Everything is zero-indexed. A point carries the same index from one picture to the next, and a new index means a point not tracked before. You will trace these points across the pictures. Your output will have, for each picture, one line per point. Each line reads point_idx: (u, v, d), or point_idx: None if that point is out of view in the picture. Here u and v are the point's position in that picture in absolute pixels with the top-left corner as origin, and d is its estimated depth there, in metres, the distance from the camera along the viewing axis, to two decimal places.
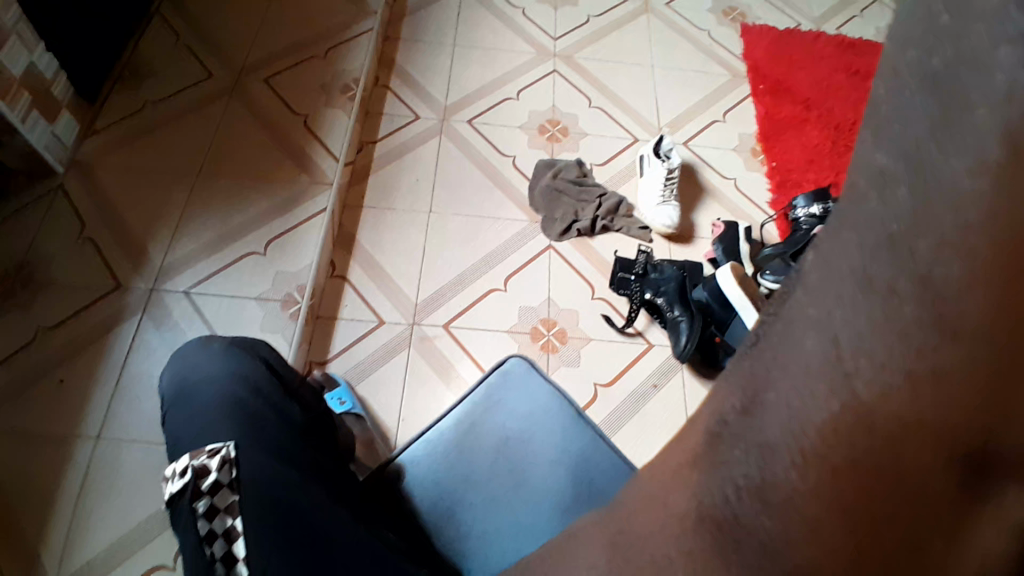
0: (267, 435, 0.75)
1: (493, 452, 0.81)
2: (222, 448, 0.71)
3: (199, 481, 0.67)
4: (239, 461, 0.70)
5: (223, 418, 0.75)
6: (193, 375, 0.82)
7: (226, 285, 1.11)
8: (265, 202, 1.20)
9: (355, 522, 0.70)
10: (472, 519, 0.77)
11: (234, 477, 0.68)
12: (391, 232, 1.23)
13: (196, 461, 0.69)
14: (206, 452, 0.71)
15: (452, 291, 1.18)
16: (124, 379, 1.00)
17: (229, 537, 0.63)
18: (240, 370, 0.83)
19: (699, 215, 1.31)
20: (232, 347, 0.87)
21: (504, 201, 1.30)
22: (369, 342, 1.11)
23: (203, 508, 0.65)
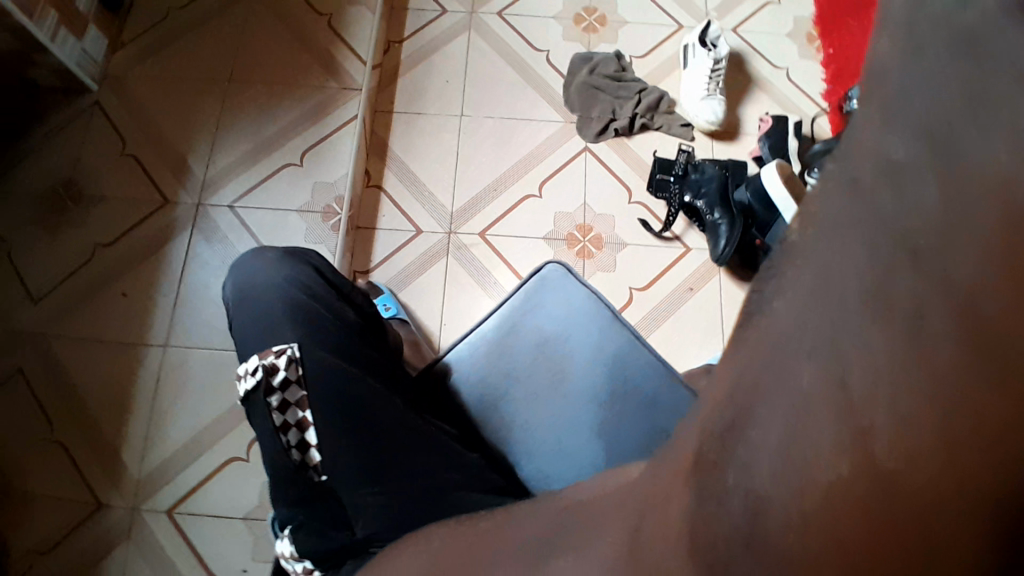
0: (326, 338, 0.83)
1: (532, 352, 0.84)
2: (287, 349, 0.80)
3: (271, 377, 0.77)
4: (304, 360, 0.79)
5: (284, 319, 0.83)
6: (252, 282, 0.88)
7: (266, 198, 1.13)
8: (297, 111, 1.19)
9: (409, 411, 0.79)
10: (514, 414, 0.81)
11: (301, 374, 0.79)
12: (423, 138, 1.21)
13: (265, 360, 0.79)
14: (273, 352, 0.80)
15: (488, 198, 1.18)
16: (182, 291, 1.06)
17: (301, 427, 0.76)
18: (295, 278, 0.88)
19: (746, 108, 1.24)
20: (284, 257, 0.91)
21: (537, 100, 1.24)
22: (408, 251, 1.13)
23: (276, 402, 0.77)
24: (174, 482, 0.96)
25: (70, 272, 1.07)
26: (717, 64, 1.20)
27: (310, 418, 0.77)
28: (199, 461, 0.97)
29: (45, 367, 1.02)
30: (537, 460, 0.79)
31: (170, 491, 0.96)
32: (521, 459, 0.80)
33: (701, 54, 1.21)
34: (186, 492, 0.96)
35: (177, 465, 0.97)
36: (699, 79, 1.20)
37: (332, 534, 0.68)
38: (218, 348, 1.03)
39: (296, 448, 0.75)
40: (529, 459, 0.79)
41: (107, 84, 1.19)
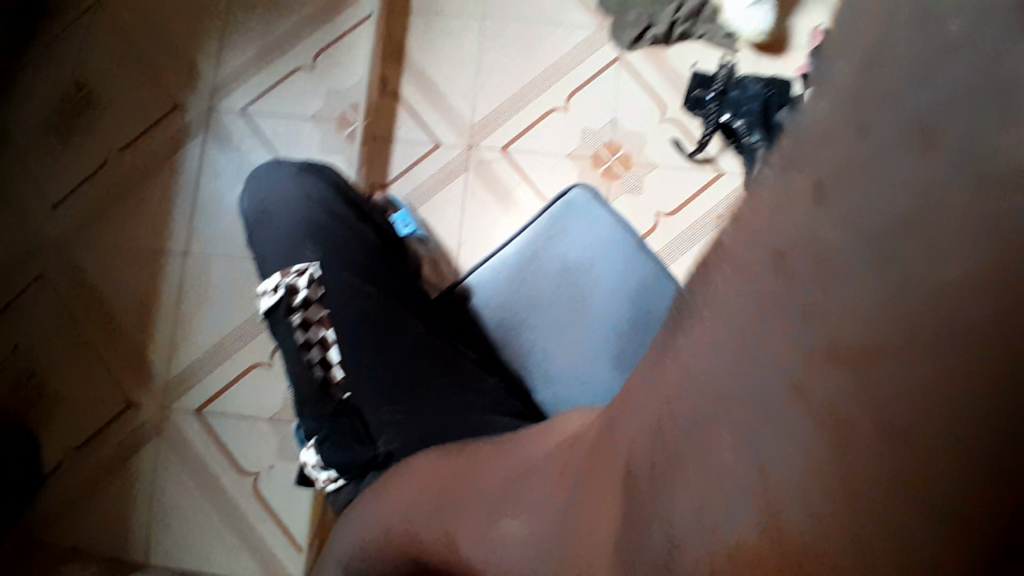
0: (350, 259, 0.86)
1: (554, 277, 0.82)
2: (308, 268, 0.83)
3: (292, 298, 0.82)
4: (324, 281, 0.83)
5: (304, 239, 0.85)
6: (270, 199, 0.88)
7: (279, 104, 1.07)
8: (308, 7, 1.10)
9: (432, 335, 0.82)
10: (532, 336, 0.81)
11: (322, 294, 0.82)
12: (444, 41, 1.13)
13: (286, 280, 0.83)
14: (294, 271, 0.83)
15: (511, 110, 1.12)
16: (199, 201, 1.04)
17: (324, 346, 0.81)
18: (314, 195, 0.89)
19: (798, 17, 1.13)
20: (302, 171, 0.91)
21: (568, 1, 1.14)
22: (428, 165, 1.09)
23: (298, 320, 0.82)
24: (201, 388, 1.00)
25: (84, 180, 1.05)
26: None
27: (330, 336, 0.81)
28: (224, 369, 1.00)
29: (67, 274, 1.03)
30: (557, 389, 0.79)
31: (197, 395, 1.00)
32: (537, 380, 0.80)
33: None
34: (213, 396, 0.99)
35: (202, 372, 1.00)
36: None
37: (359, 448, 0.72)
38: (238, 258, 1.02)
39: (319, 365, 0.80)
40: (545, 381, 0.80)
41: None
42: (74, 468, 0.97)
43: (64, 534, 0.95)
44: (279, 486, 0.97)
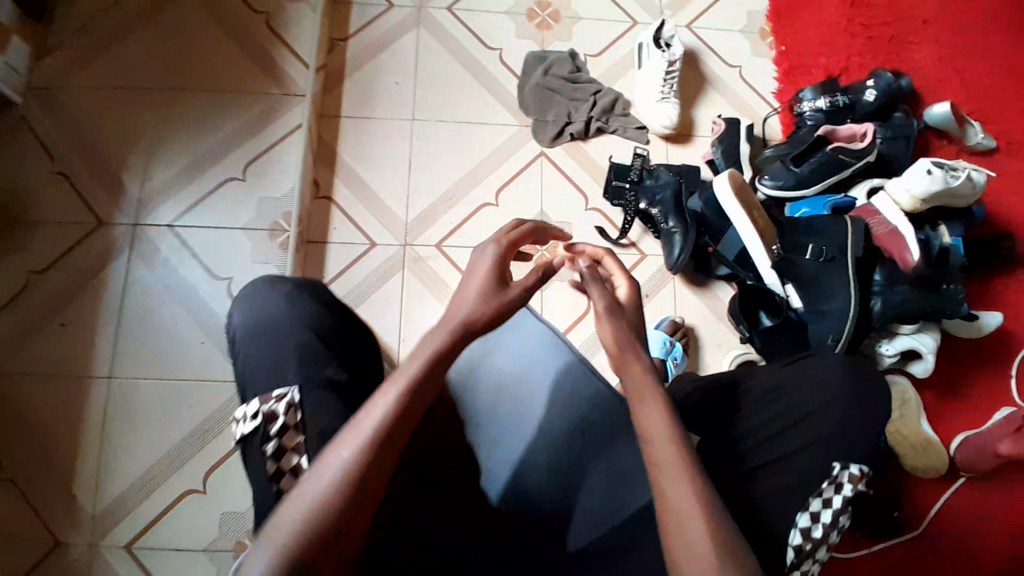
0: (325, 405, 0.67)
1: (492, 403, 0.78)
2: (287, 392, 0.67)
3: (269, 425, 0.64)
4: (304, 405, 0.66)
5: (288, 360, 0.69)
6: (261, 316, 0.72)
7: (210, 217, 1.06)
8: (238, 118, 1.10)
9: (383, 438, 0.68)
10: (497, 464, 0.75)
11: (300, 419, 0.65)
12: (375, 143, 1.18)
13: (264, 406, 0.65)
14: (273, 396, 0.66)
15: (444, 208, 1.16)
16: (125, 320, 1.02)
17: (296, 474, 0.62)
18: (304, 316, 0.73)
19: (700, 110, 1.25)
20: (297, 290, 0.76)
21: (492, 102, 1.22)
22: (364, 265, 1.12)
23: (272, 448, 0.63)
24: (132, 519, 0.95)
25: (5, 303, 1.01)
26: (672, 65, 1.19)
27: (305, 464, 0.63)
28: (155, 498, 0.96)
29: None
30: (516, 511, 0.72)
31: (128, 527, 0.94)
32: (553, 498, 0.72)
33: (655, 55, 1.21)
34: (145, 527, 0.94)
35: (135, 499, 0.96)
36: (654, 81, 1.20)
37: None
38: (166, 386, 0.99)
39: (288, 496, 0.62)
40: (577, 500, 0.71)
41: (33, 93, 1.10)
42: None
43: None
44: None
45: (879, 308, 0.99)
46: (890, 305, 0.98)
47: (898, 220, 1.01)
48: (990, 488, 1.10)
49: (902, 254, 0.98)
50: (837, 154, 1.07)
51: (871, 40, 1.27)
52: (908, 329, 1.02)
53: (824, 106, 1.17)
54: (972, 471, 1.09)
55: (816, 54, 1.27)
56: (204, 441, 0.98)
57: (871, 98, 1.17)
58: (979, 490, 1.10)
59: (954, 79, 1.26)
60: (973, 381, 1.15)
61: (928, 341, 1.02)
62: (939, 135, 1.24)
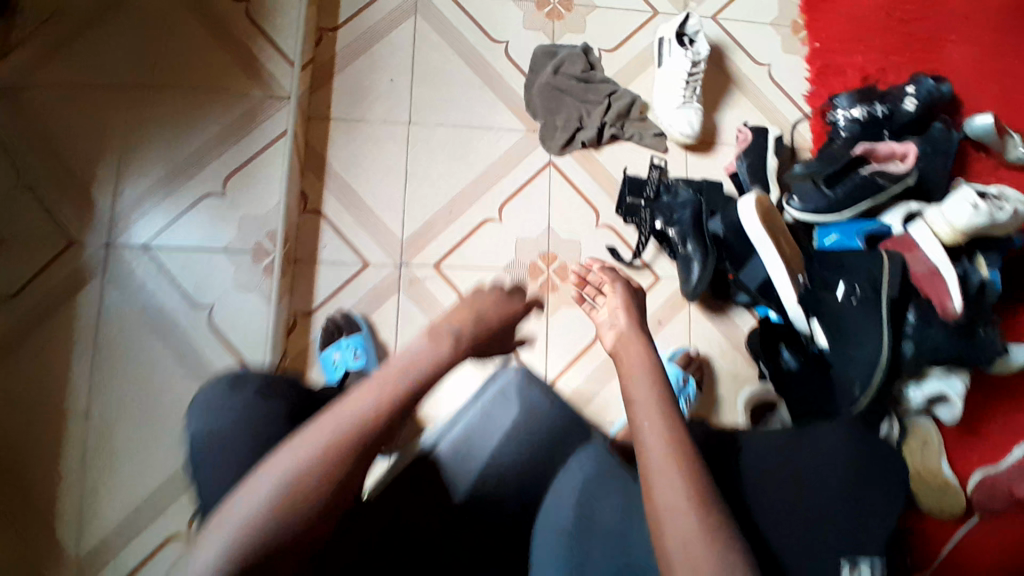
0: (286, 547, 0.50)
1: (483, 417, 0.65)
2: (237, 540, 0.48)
3: None
4: None
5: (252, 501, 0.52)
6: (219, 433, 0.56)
7: (188, 237, 0.97)
8: (216, 124, 0.99)
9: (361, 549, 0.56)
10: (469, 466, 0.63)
11: None
12: (368, 150, 1.07)
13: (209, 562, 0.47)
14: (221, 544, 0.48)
15: (443, 224, 1.07)
16: (101, 351, 0.94)
17: None
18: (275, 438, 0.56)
19: (724, 115, 1.14)
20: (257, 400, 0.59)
21: (496, 103, 1.10)
22: (356, 287, 1.04)
23: None
24: (118, 560, 0.90)
25: None
26: (695, 67, 1.08)
27: None
28: (140, 541, 0.91)
29: None
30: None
31: (115, 570, 0.90)
32: None
33: (677, 53, 1.09)
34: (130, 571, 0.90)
35: (120, 541, 0.91)
36: (673, 83, 1.08)
37: None
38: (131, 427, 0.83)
39: None
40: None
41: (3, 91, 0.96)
42: None
43: None
44: None
45: (910, 352, 0.93)
46: (920, 347, 0.92)
47: (938, 256, 0.92)
48: (1006, 527, 1.06)
49: (943, 301, 0.91)
50: (872, 176, 0.97)
51: (916, 36, 1.15)
52: (937, 372, 0.99)
53: (860, 116, 1.06)
54: (984, 510, 1.06)
55: (852, 53, 1.14)
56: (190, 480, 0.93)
57: (911, 107, 1.05)
58: (994, 529, 1.06)
59: (1005, 84, 1.14)
60: (993, 416, 1.10)
61: (955, 384, 0.99)
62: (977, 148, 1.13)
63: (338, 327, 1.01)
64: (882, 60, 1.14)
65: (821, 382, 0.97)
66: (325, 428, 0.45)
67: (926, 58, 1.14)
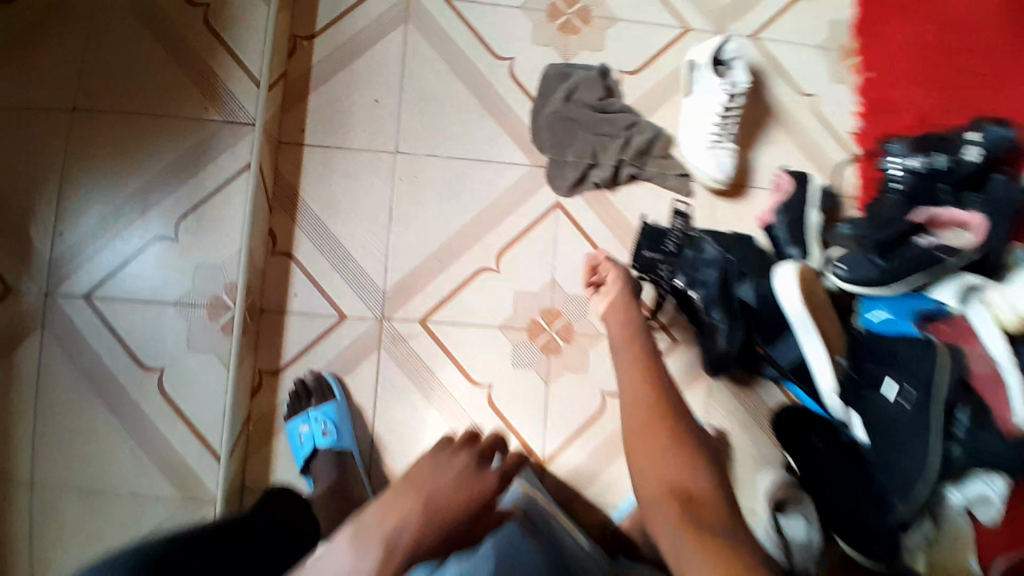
0: None
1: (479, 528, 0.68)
2: None
3: None
4: None
5: None
6: None
7: (134, 287, 0.82)
8: (170, 154, 0.85)
9: None
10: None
11: None
12: (347, 184, 0.93)
13: None
14: None
15: (432, 272, 0.93)
16: (45, 435, 0.71)
17: None
18: None
19: (760, 154, 0.99)
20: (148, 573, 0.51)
21: (498, 132, 0.96)
22: (330, 343, 0.91)
23: None
24: None
25: None
26: (731, 100, 0.92)
27: None
28: None
29: None
30: None
31: None
32: None
33: (710, 83, 0.93)
34: None
35: None
36: (704, 119, 0.93)
37: None
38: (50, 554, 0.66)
39: None
40: None
41: None
42: None
43: None
44: None
45: (959, 457, 0.80)
46: (971, 451, 0.79)
47: (1001, 353, 0.80)
48: None
49: (1001, 409, 0.80)
50: (930, 250, 0.85)
51: (988, 69, 0.98)
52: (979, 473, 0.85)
53: (920, 166, 0.89)
54: None
55: (908, 87, 0.99)
56: None
57: (975, 158, 0.88)
58: None
59: None
60: None
61: (999, 484, 0.85)
62: None
63: (304, 393, 0.88)
64: (945, 96, 0.97)
65: (859, 478, 0.86)
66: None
67: (1001, 93, 0.97)
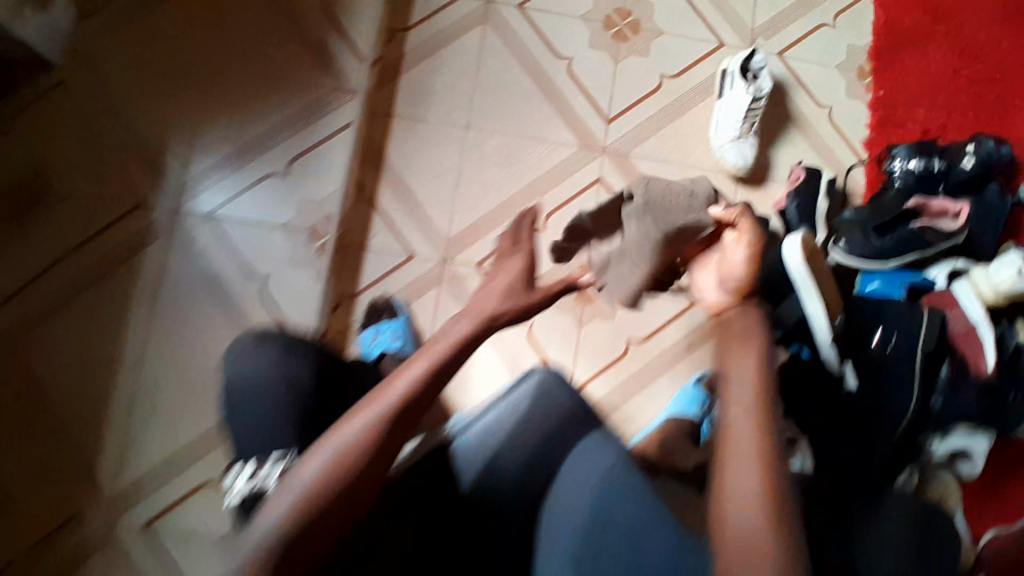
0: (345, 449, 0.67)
1: (515, 434, 0.69)
2: (285, 455, 0.62)
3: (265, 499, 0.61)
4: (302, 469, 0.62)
5: (277, 418, 0.65)
6: (245, 377, 0.67)
7: (248, 209, 1.04)
8: (285, 110, 1.07)
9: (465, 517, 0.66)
10: (555, 538, 0.64)
11: None
12: (423, 148, 1.11)
13: (255, 480, 0.61)
14: (273, 460, 0.62)
15: (490, 225, 1.10)
16: (157, 310, 1.02)
17: None
18: (286, 374, 0.68)
19: (780, 150, 1.15)
20: (280, 346, 0.70)
21: (553, 116, 1.14)
22: (400, 276, 1.08)
23: None
24: (146, 504, 1.00)
25: (38, 275, 1.03)
26: (755, 101, 1.09)
27: None
28: (175, 484, 1.00)
29: (12, 376, 1.01)
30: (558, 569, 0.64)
31: (142, 513, 1.00)
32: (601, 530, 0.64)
33: (739, 87, 1.10)
34: (161, 510, 1.00)
35: (144, 490, 1.00)
36: (733, 115, 1.10)
37: None
38: (150, 413, 1.01)
39: None
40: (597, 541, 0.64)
41: (74, 58, 1.07)
42: None
43: None
44: None
45: (938, 407, 0.94)
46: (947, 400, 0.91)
47: (977, 313, 0.91)
48: None
49: (977, 360, 0.91)
50: (922, 231, 0.98)
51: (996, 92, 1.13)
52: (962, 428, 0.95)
53: (915, 169, 1.04)
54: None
55: (923, 105, 1.14)
56: (213, 443, 1.02)
57: (969, 166, 1.03)
58: None
59: None
60: (1012, 483, 1.05)
61: (981, 441, 0.95)
62: None
63: (376, 312, 1.04)
64: (950, 114, 1.13)
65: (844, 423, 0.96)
66: (325, 452, 0.53)
67: (1007, 116, 1.12)
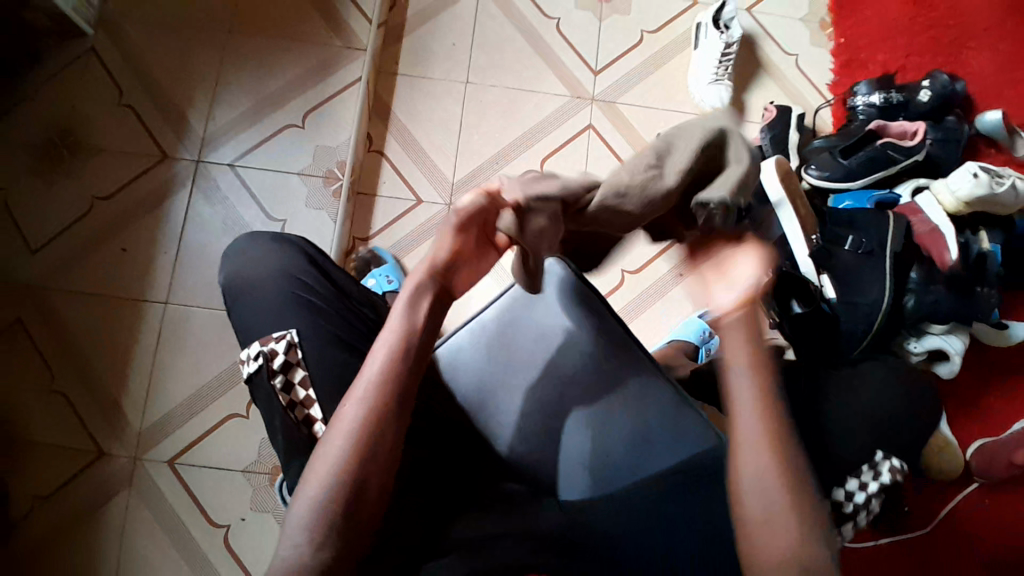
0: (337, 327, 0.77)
1: (515, 395, 0.74)
2: (287, 334, 0.73)
3: (272, 361, 0.71)
4: (303, 343, 0.73)
5: (280, 301, 0.76)
6: (245, 268, 0.80)
7: (266, 159, 1.13)
8: (300, 69, 1.17)
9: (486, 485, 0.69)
10: (574, 454, 0.71)
11: (301, 356, 0.72)
12: (426, 102, 1.20)
13: (266, 346, 0.72)
14: (274, 338, 0.73)
15: (491, 170, 1.19)
16: (183, 252, 1.09)
17: (287, 371, 0.71)
18: (289, 268, 0.79)
19: (752, 94, 1.26)
20: (276, 243, 0.83)
21: (545, 71, 1.23)
22: (409, 220, 1.15)
23: (280, 383, 0.70)
24: (173, 439, 1.05)
25: (68, 225, 1.09)
26: (728, 47, 1.19)
27: (304, 377, 0.71)
28: (201, 418, 1.05)
29: (41, 321, 1.07)
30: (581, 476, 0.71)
31: (169, 447, 1.05)
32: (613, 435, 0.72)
33: (713, 36, 1.20)
34: (185, 447, 1.05)
35: (173, 422, 1.05)
36: (709, 61, 1.20)
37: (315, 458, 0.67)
38: (176, 352, 1.07)
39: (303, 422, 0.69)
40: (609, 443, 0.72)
41: (99, 26, 1.16)
42: (37, 516, 1.01)
43: (63, 555, 1.00)
44: (247, 539, 1.02)
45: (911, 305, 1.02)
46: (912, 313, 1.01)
47: (939, 218, 1.02)
48: (1001, 506, 1.08)
49: (941, 255, 1.01)
50: (885, 150, 1.08)
51: (948, 37, 1.24)
52: (939, 329, 1.03)
53: (877, 103, 1.14)
54: (984, 477, 1.07)
55: (882, 50, 1.25)
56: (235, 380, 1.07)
57: (925, 99, 1.13)
58: (986, 497, 1.09)
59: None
60: (991, 396, 1.13)
61: (957, 342, 1.03)
62: (988, 144, 1.18)
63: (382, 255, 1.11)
64: (905, 58, 1.24)
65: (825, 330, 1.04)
66: (328, 452, 0.53)
67: (957, 57, 1.23)
